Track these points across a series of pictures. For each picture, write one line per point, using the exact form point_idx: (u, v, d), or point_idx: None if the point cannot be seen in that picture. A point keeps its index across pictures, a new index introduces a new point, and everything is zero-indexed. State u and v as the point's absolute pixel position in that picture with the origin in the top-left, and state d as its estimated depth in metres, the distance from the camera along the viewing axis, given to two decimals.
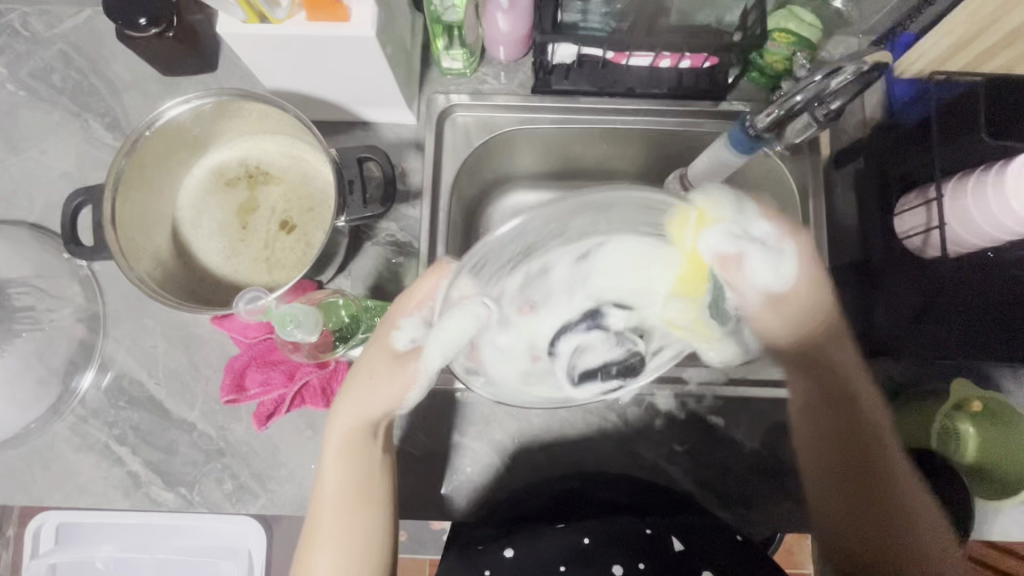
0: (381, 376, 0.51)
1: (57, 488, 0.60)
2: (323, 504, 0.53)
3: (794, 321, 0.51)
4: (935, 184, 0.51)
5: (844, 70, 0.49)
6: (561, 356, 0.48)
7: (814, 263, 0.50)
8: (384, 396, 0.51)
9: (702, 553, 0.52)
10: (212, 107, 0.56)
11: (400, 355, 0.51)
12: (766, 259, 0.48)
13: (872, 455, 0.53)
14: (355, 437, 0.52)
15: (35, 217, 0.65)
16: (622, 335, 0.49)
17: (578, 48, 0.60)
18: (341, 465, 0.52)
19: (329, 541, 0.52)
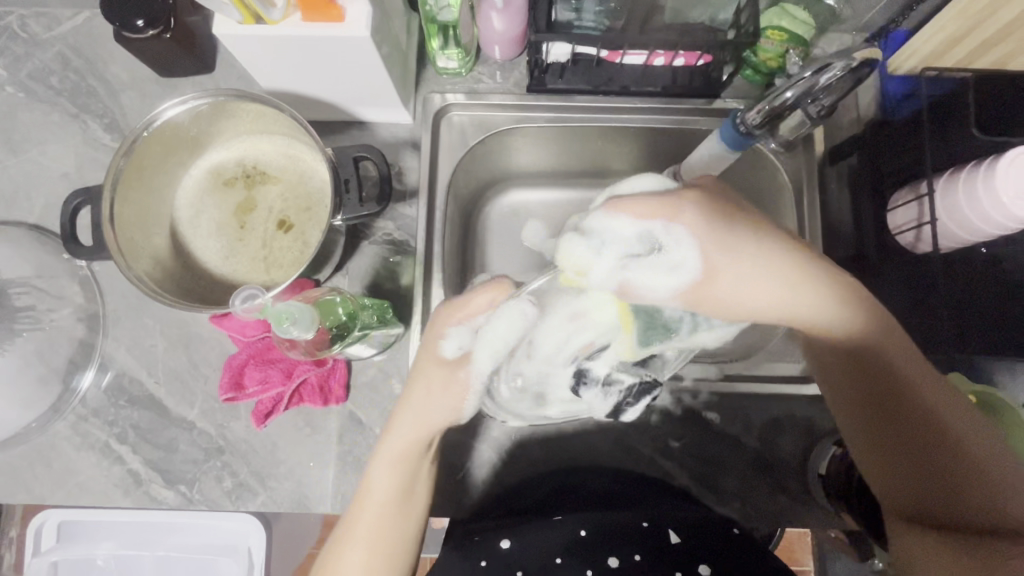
0: (438, 387, 0.52)
1: (58, 486, 0.61)
2: (364, 507, 0.51)
3: (728, 311, 0.49)
4: (927, 180, 0.51)
5: (833, 66, 0.50)
6: (591, 395, 0.53)
7: (716, 245, 0.47)
8: (444, 405, 0.52)
9: (704, 546, 0.50)
10: (209, 107, 0.56)
11: (448, 362, 0.52)
12: (655, 267, 0.48)
13: (927, 414, 0.47)
14: (409, 445, 0.52)
15: (36, 217, 0.66)
16: (630, 364, 0.53)
17: (573, 47, 0.61)
18: (391, 470, 0.52)
19: (364, 544, 0.50)
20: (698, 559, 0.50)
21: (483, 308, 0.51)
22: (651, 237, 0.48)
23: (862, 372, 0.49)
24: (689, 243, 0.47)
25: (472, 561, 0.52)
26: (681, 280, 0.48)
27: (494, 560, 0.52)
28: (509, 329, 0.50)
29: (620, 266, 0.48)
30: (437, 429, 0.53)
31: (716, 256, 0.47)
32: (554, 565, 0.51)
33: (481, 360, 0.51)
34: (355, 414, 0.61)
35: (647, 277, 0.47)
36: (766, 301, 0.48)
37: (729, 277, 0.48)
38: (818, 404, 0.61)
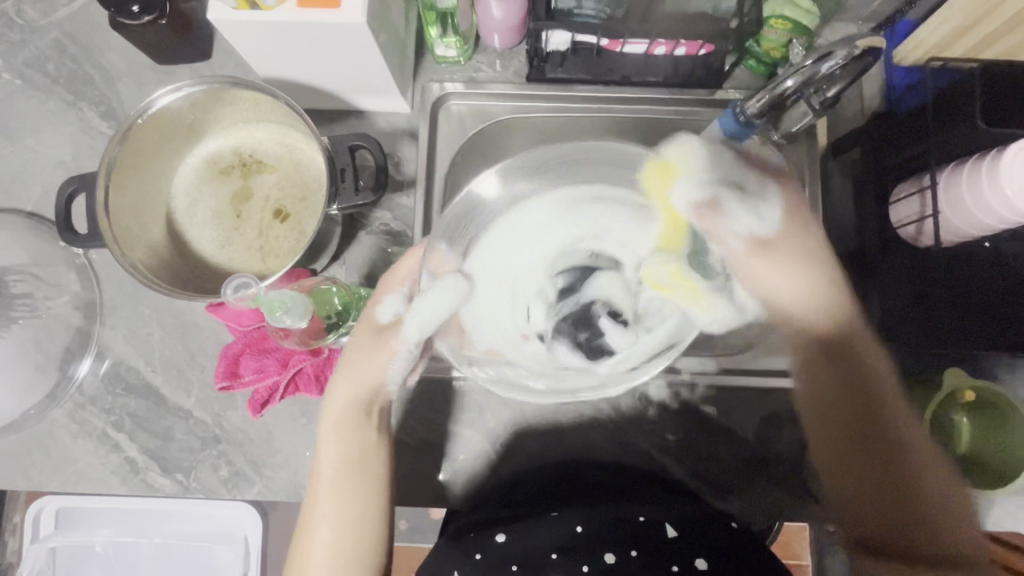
0: (367, 350, 0.53)
1: (56, 474, 0.61)
2: (320, 483, 0.53)
3: (761, 286, 0.53)
4: (930, 172, 0.51)
5: (835, 54, 0.48)
6: (563, 358, 0.50)
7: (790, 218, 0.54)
8: (376, 369, 0.53)
9: (702, 547, 0.49)
10: (203, 94, 0.56)
11: (381, 328, 0.53)
12: (744, 208, 0.52)
13: (915, 455, 0.52)
14: (351, 417, 0.54)
15: (32, 205, 0.66)
16: (555, 300, 0.50)
17: (573, 35, 0.59)
18: (339, 441, 0.53)
19: (330, 516, 0.52)
20: (691, 555, 0.48)
21: (404, 271, 0.54)
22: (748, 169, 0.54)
23: (863, 412, 0.53)
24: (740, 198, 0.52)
25: (467, 555, 0.52)
26: (743, 228, 0.52)
27: (489, 555, 0.51)
28: (438, 296, 0.50)
29: (709, 188, 0.51)
30: (375, 395, 0.54)
31: (788, 223, 0.53)
32: (548, 560, 0.50)
33: (407, 331, 0.52)
34: None
35: (730, 213, 0.51)
36: (795, 275, 0.53)
37: (791, 240, 0.53)
38: None
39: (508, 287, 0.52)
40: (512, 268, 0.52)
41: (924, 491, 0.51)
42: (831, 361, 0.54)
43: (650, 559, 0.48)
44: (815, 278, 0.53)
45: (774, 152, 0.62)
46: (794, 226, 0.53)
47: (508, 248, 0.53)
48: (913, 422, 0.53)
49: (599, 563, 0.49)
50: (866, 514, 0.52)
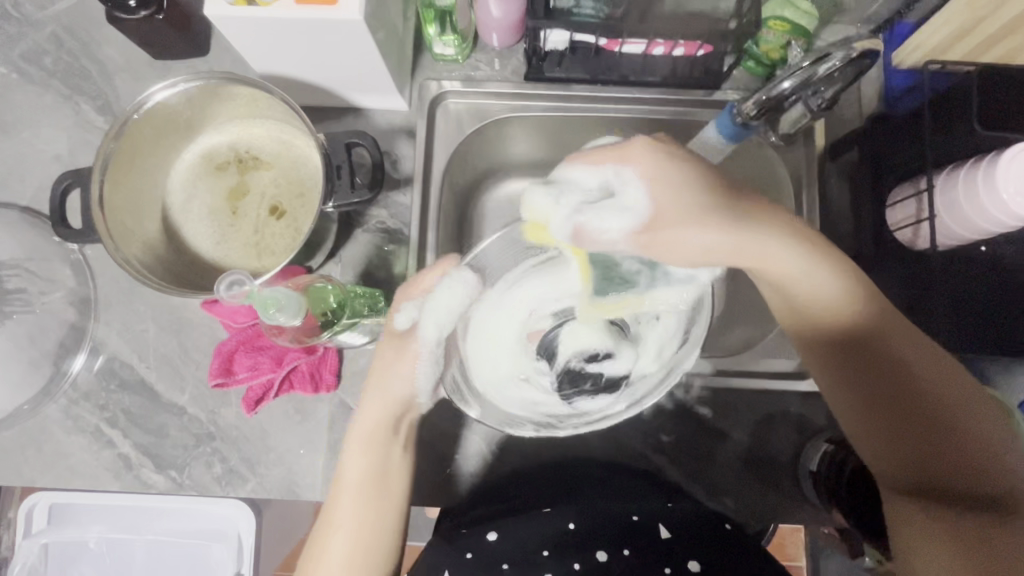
0: (394, 363, 0.52)
1: (49, 469, 0.61)
2: (341, 497, 0.51)
3: (677, 257, 0.46)
4: (927, 175, 0.50)
5: (832, 57, 0.49)
6: (591, 407, 0.56)
7: (677, 206, 0.44)
8: (408, 382, 0.52)
9: (689, 543, 0.52)
10: (200, 90, 0.55)
11: (402, 336, 0.52)
12: (607, 213, 0.44)
13: (941, 406, 0.45)
14: (381, 432, 0.52)
15: (27, 199, 0.65)
16: (543, 365, 0.56)
17: (571, 34, 0.60)
18: (365, 454, 0.52)
19: (347, 530, 0.50)
20: (685, 557, 0.51)
21: (431, 284, 0.52)
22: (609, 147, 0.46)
23: (882, 375, 0.46)
24: (634, 185, 0.44)
25: (458, 553, 0.53)
26: (634, 219, 0.44)
27: (480, 554, 0.53)
28: (450, 299, 0.52)
29: (568, 215, 0.45)
30: (404, 410, 0.53)
31: (668, 200, 0.44)
32: (541, 558, 0.53)
33: (426, 333, 0.52)
34: (346, 402, 0.61)
35: (605, 215, 0.44)
36: (716, 231, 0.45)
37: (680, 220, 0.44)
38: (810, 400, 0.60)
39: (518, 347, 0.57)
40: (500, 334, 0.57)
41: (971, 435, 0.44)
42: (829, 339, 0.48)
43: (642, 558, 0.52)
44: (807, 248, 0.47)
45: (771, 152, 0.61)
46: (760, 205, 0.47)
47: (494, 324, 0.57)
48: (925, 360, 0.46)
49: (592, 560, 0.52)
50: (924, 472, 0.45)
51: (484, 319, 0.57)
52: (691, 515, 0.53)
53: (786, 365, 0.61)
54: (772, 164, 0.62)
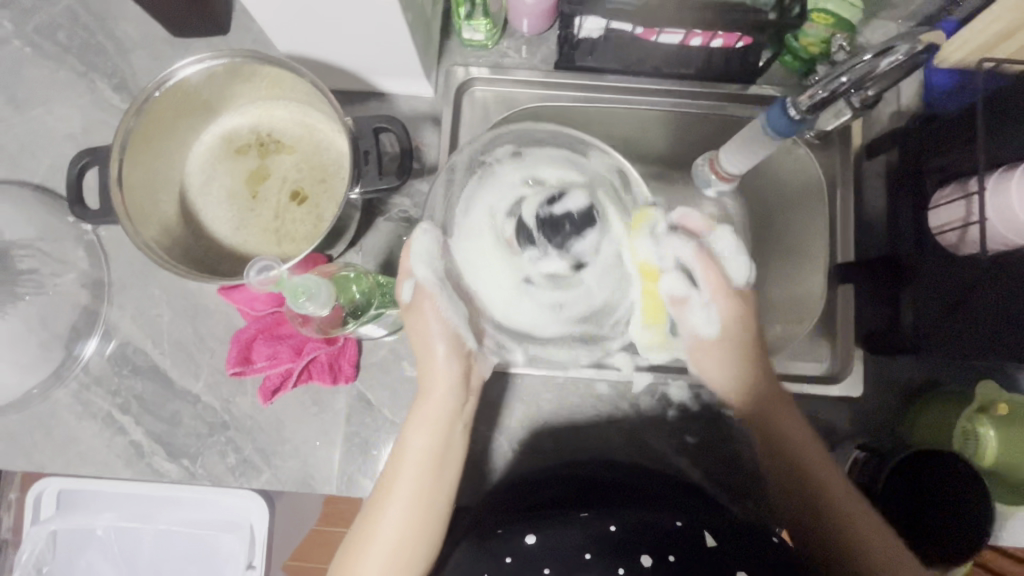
0: (425, 325, 0.53)
1: (59, 455, 0.60)
2: (400, 468, 0.51)
3: (716, 369, 0.56)
4: (978, 176, 0.48)
5: (895, 50, 0.44)
6: (586, 245, 0.50)
7: (747, 327, 0.55)
8: (447, 347, 0.53)
9: (738, 554, 0.48)
10: (222, 70, 0.53)
11: (412, 305, 0.53)
12: (701, 311, 0.55)
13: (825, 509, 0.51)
14: (437, 410, 0.53)
15: (40, 178, 0.64)
16: (523, 253, 0.50)
17: (607, 22, 0.56)
18: (423, 430, 0.53)
19: (400, 505, 0.50)
20: (734, 566, 0.47)
21: (408, 259, 0.52)
22: (705, 245, 0.54)
23: (788, 479, 0.53)
24: (706, 298, 0.55)
25: (497, 557, 0.50)
26: (703, 330, 0.56)
27: (519, 557, 0.50)
28: (428, 259, 0.52)
29: (685, 284, 0.54)
30: (458, 384, 0.54)
31: (730, 325, 0.55)
32: (583, 562, 0.49)
33: (426, 279, 0.52)
34: (364, 394, 0.60)
35: (692, 311, 0.55)
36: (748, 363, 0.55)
37: (735, 337, 0.55)
38: (836, 405, 0.60)
39: (496, 253, 0.51)
40: (473, 256, 0.52)
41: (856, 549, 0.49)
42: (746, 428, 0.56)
43: (689, 565, 0.48)
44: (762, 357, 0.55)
45: (805, 151, 0.63)
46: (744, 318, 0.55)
47: (469, 249, 0.52)
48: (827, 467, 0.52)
49: (636, 565, 0.48)
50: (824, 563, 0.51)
51: (458, 250, 0.53)
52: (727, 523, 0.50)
53: (815, 369, 0.61)
54: (806, 165, 0.63)
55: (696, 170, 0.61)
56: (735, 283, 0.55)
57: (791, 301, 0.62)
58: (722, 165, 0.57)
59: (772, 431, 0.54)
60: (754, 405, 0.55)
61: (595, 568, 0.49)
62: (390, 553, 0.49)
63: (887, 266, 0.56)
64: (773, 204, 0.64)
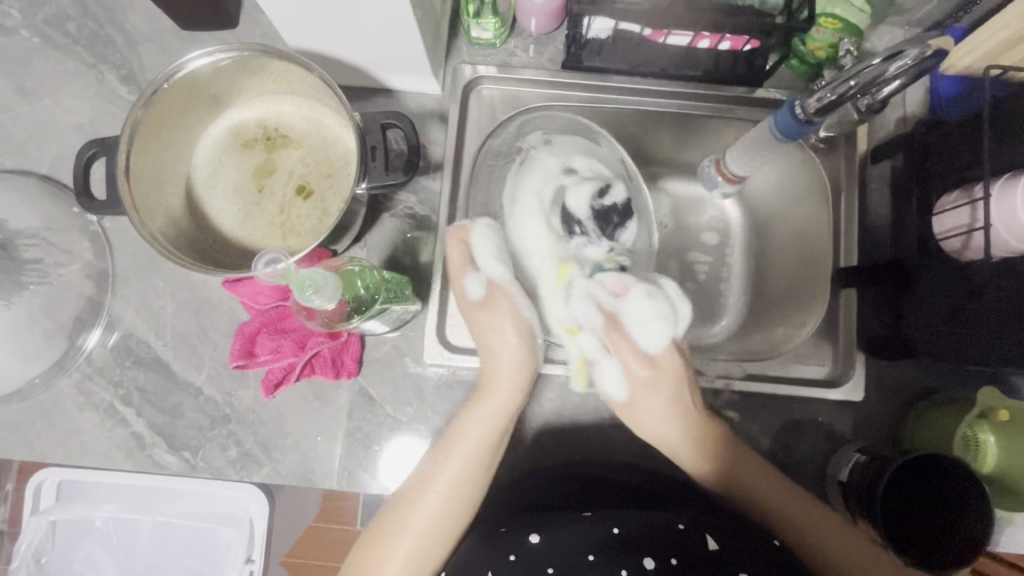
0: (501, 318, 0.54)
1: (60, 445, 0.60)
2: (450, 449, 0.52)
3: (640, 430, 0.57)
4: (983, 183, 0.47)
5: (905, 53, 0.44)
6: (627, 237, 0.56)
7: (653, 395, 0.55)
8: (519, 345, 0.54)
9: (737, 556, 0.48)
10: (232, 63, 0.53)
11: (483, 303, 0.54)
12: (615, 377, 0.55)
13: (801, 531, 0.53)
14: (499, 407, 0.54)
15: (46, 168, 0.64)
16: (575, 240, 0.55)
17: (615, 22, 0.57)
18: (483, 423, 0.53)
19: (443, 489, 0.51)
20: (735, 569, 0.47)
21: (464, 255, 0.54)
22: (613, 310, 0.54)
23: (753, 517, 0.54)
24: (613, 364, 0.55)
25: (501, 553, 0.50)
26: (615, 394, 0.56)
27: (523, 556, 0.50)
28: (489, 251, 0.54)
29: (602, 347, 0.55)
30: (524, 383, 0.55)
31: (641, 391, 0.55)
32: (586, 563, 0.49)
33: (496, 275, 0.54)
34: (366, 390, 0.60)
35: (602, 376, 0.55)
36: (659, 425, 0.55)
37: (648, 403, 0.55)
38: (837, 408, 0.60)
39: (546, 238, 0.55)
40: (525, 238, 0.56)
41: (833, 556, 0.51)
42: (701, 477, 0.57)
43: (690, 569, 0.47)
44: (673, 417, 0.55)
45: (809, 152, 0.62)
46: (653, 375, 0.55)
47: (524, 232, 0.56)
48: (793, 498, 0.54)
49: (640, 567, 0.48)
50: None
51: (512, 233, 0.56)
52: (731, 526, 0.51)
53: (817, 372, 0.61)
54: (811, 166, 0.63)
55: (703, 171, 0.63)
56: (650, 352, 0.54)
57: (790, 304, 0.63)
58: (728, 167, 0.58)
59: (737, 485, 0.54)
60: (720, 468, 0.55)
61: (599, 568, 0.48)
62: (421, 534, 0.50)
63: (889, 271, 0.56)
64: (776, 210, 0.65)
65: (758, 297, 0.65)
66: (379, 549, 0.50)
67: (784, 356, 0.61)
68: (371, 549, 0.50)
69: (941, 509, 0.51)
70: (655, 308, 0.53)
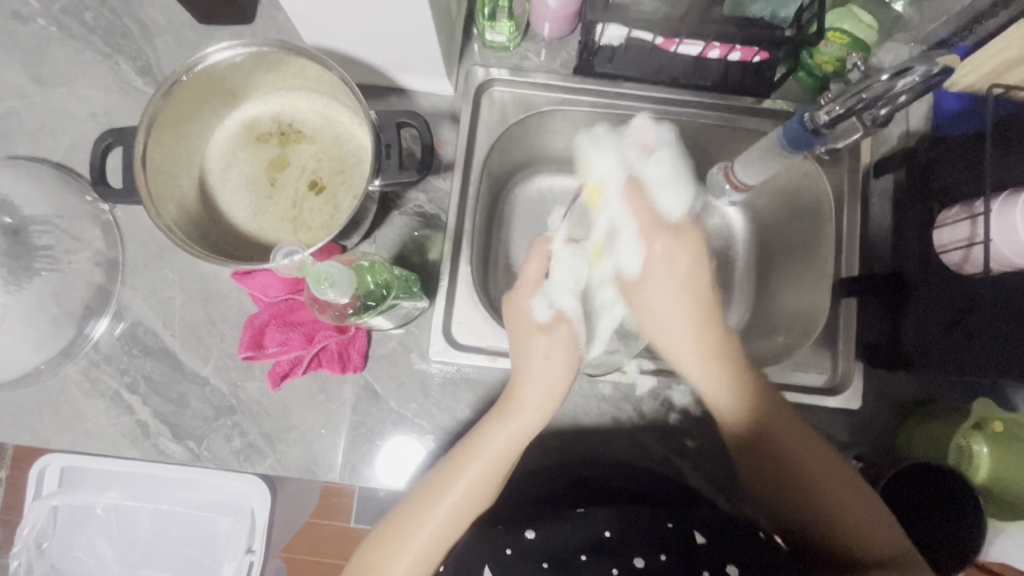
0: (558, 351, 0.51)
1: (65, 432, 0.60)
2: (468, 459, 0.50)
3: (651, 320, 0.56)
4: (983, 199, 0.49)
5: (913, 70, 0.45)
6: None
7: (666, 266, 0.54)
8: (558, 376, 0.51)
9: (724, 551, 0.49)
10: (251, 59, 0.54)
11: (545, 327, 0.52)
12: (630, 249, 0.55)
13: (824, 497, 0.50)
14: (523, 431, 0.51)
15: (60, 155, 0.64)
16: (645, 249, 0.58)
17: (628, 31, 0.58)
18: (508, 440, 0.50)
19: (455, 503, 0.49)
20: (721, 561, 0.49)
21: (541, 272, 0.53)
22: (637, 172, 0.55)
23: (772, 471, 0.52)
24: (635, 234, 0.54)
25: (498, 547, 0.51)
26: (626, 266, 0.55)
27: (520, 549, 0.51)
28: (573, 264, 0.54)
29: (627, 211, 0.54)
30: (553, 404, 0.52)
31: (657, 264, 0.54)
32: (578, 562, 0.50)
33: (570, 306, 0.53)
34: (371, 385, 0.60)
35: (619, 248, 0.55)
36: (681, 306, 0.54)
37: (661, 278, 0.54)
38: (835, 416, 0.61)
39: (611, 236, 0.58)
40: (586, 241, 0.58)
41: (844, 525, 0.49)
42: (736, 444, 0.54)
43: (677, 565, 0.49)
44: (692, 283, 0.55)
45: (814, 164, 0.62)
46: (678, 241, 0.55)
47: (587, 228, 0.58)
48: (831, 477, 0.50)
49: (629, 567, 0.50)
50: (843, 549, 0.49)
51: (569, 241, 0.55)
52: (723, 521, 0.51)
53: (816, 380, 0.61)
54: (813, 177, 0.62)
55: (712, 178, 0.64)
56: (668, 215, 0.55)
57: (789, 316, 0.65)
58: (737, 175, 0.59)
59: (768, 433, 0.52)
60: (752, 411, 0.53)
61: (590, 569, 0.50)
62: (432, 542, 0.49)
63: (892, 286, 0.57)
64: (778, 218, 0.68)
65: (761, 305, 0.68)
66: (390, 551, 0.49)
67: (786, 363, 0.61)
68: (381, 550, 0.49)
69: (938, 519, 0.51)
70: (673, 171, 0.56)
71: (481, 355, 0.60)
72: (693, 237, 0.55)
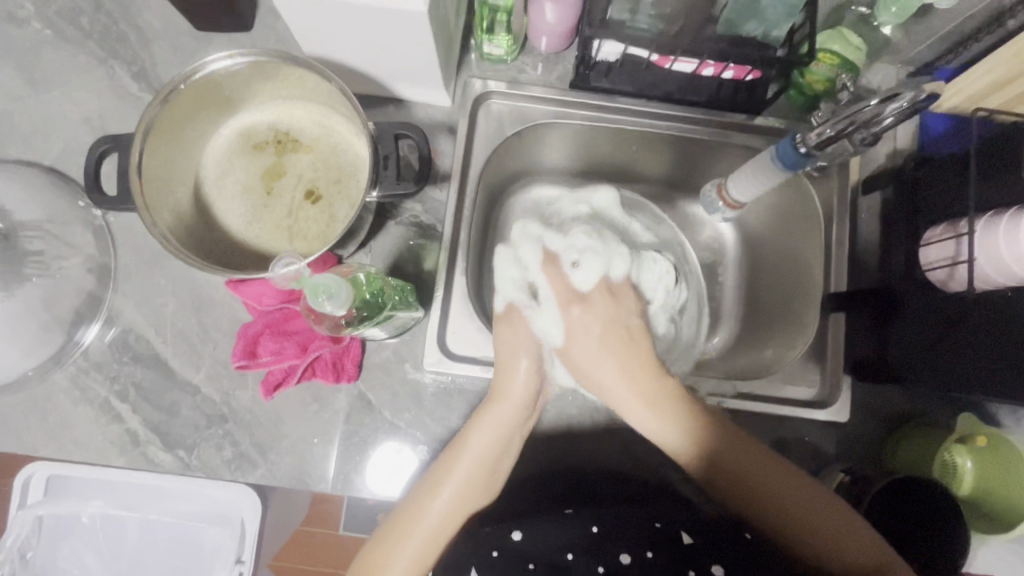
0: (509, 335, 0.53)
1: (52, 439, 0.60)
2: (457, 455, 0.51)
3: (589, 381, 0.53)
4: (967, 219, 0.50)
5: (900, 96, 0.46)
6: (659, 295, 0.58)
7: (578, 322, 0.52)
8: (531, 376, 0.52)
9: (711, 550, 0.49)
10: (249, 69, 0.54)
11: (506, 320, 0.53)
12: (585, 251, 0.54)
13: (792, 502, 0.48)
14: (508, 420, 0.51)
15: (51, 159, 0.64)
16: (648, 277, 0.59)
17: (624, 48, 0.59)
18: (490, 432, 0.51)
19: (451, 495, 0.49)
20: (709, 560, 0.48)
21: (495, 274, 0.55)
22: (553, 247, 0.55)
23: (746, 497, 0.49)
24: (555, 310, 0.52)
25: (484, 551, 0.50)
26: (552, 340, 0.53)
27: (506, 551, 0.50)
28: (520, 269, 0.55)
29: (540, 277, 0.54)
30: (531, 407, 0.53)
31: (577, 334, 0.52)
32: (565, 562, 0.49)
33: (520, 297, 0.54)
34: (364, 394, 0.60)
35: (543, 324, 0.53)
36: (611, 368, 0.51)
37: (584, 345, 0.52)
38: (822, 428, 0.62)
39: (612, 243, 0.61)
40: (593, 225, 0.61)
41: (833, 538, 0.47)
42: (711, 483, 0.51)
43: (667, 565, 0.48)
44: (611, 351, 0.51)
45: (806, 183, 0.63)
46: (585, 313, 0.52)
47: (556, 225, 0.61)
48: (787, 478, 0.49)
49: (617, 564, 0.48)
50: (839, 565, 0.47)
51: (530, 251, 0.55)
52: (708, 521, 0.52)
53: (806, 393, 0.62)
54: (803, 195, 0.64)
55: (704, 194, 0.65)
56: (580, 287, 0.53)
57: (774, 329, 0.67)
58: (728, 193, 0.61)
59: (734, 465, 0.50)
60: (706, 453, 0.50)
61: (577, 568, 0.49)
62: (426, 541, 0.48)
63: (876, 298, 0.58)
64: (767, 233, 0.69)
65: (748, 317, 0.70)
66: (389, 550, 0.48)
67: (777, 377, 0.62)
68: (379, 550, 0.49)
69: (924, 525, 0.52)
70: (586, 239, 0.55)
71: (476, 365, 0.59)
72: (630, 317, 0.53)
